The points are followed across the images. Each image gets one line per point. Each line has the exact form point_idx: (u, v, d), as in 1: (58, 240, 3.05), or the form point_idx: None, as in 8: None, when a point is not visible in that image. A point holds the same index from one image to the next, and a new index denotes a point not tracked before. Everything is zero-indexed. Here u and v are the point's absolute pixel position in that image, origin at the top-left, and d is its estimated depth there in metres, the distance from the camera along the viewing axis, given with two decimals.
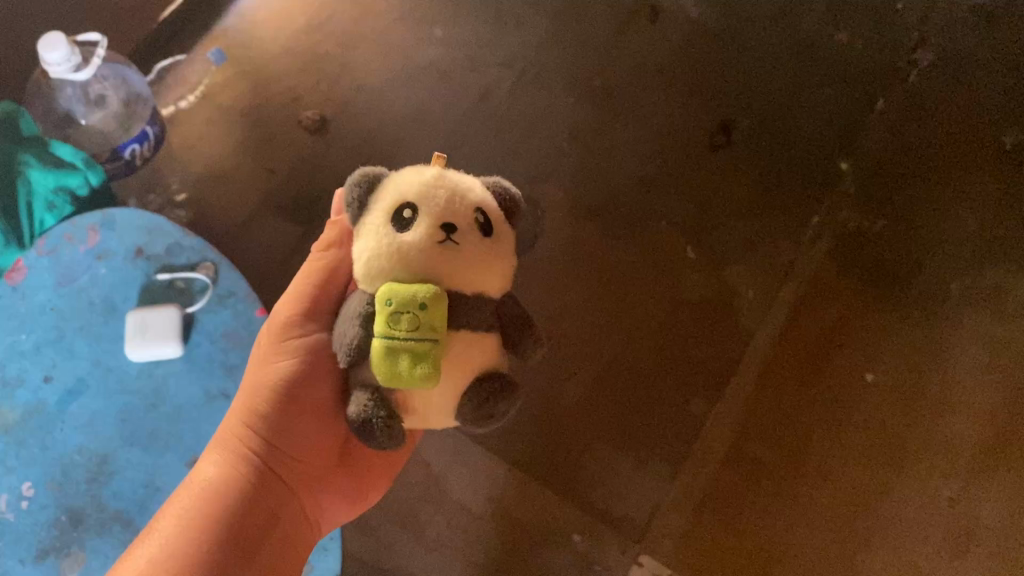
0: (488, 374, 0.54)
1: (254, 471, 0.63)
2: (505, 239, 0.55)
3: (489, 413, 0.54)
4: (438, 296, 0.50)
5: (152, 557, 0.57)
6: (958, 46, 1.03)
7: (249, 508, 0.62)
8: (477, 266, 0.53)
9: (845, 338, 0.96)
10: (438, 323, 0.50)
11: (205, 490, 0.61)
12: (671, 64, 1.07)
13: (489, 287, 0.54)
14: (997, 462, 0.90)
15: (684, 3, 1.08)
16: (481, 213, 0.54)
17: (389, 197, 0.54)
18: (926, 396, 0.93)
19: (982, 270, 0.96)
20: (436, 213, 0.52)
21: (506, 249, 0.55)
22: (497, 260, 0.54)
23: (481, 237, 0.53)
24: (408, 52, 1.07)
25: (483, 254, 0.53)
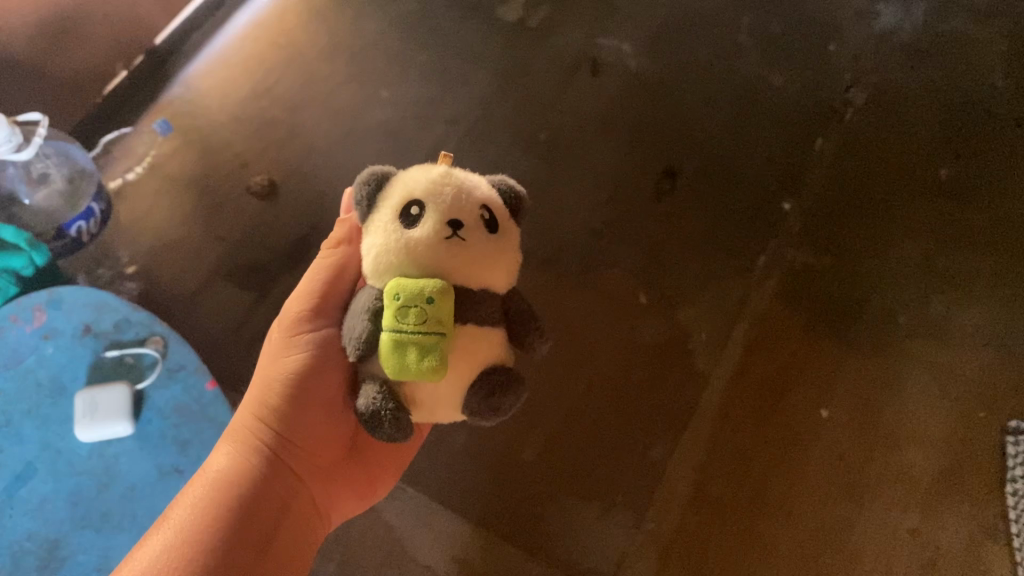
0: (493, 367, 0.53)
1: (266, 463, 0.61)
2: (510, 236, 0.55)
3: (496, 406, 0.52)
4: (444, 291, 0.50)
5: (168, 542, 0.55)
6: (888, 85, 1.09)
7: (262, 501, 0.60)
8: (485, 261, 0.52)
9: (797, 376, 0.92)
10: (446, 318, 0.50)
11: (217, 479, 0.60)
12: (612, 113, 1.09)
13: (494, 283, 0.54)
14: (959, 491, 0.85)
15: (622, 57, 1.13)
16: (488, 210, 0.54)
17: (398, 193, 0.53)
18: (881, 429, 0.89)
19: (929, 302, 0.95)
20: (444, 209, 0.52)
21: (511, 246, 0.55)
22: (502, 257, 0.53)
23: (487, 233, 0.53)
24: (356, 116, 1.10)
25: (489, 250, 0.52)
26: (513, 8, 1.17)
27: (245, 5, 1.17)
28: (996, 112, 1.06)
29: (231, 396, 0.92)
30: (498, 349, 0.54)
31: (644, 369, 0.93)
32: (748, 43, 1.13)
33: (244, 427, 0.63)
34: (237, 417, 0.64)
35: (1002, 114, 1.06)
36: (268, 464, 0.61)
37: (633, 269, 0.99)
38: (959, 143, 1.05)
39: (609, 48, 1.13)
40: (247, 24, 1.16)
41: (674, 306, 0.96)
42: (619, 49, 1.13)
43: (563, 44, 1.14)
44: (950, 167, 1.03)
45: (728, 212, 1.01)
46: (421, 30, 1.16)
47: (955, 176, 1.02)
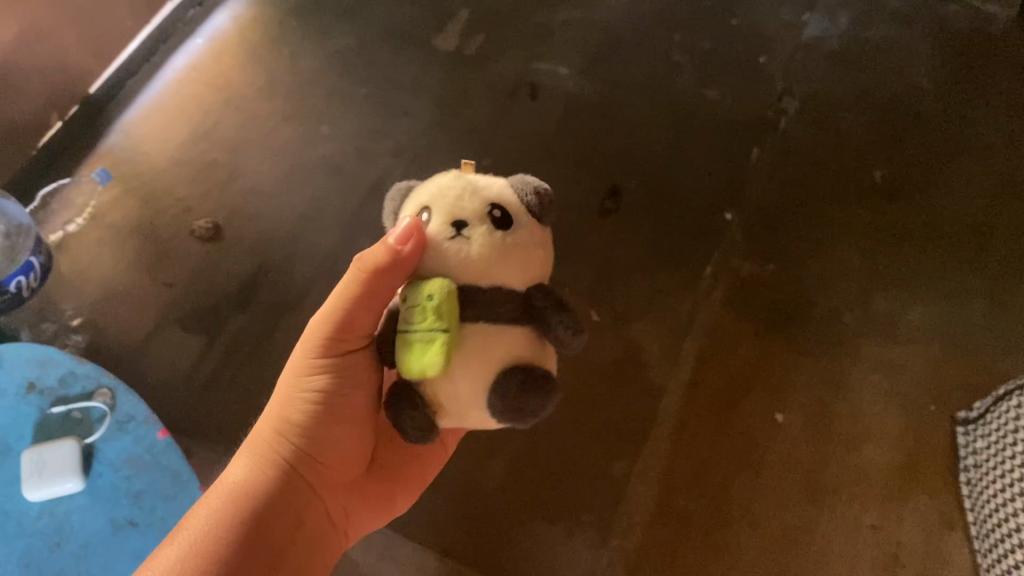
0: (512, 366, 0.49)
1: (290, 473, 0.57)
2: (525, 231, 0.51)
3: (518, 407, 0.48)
4: (447, 288, 0.47)
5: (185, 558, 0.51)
6: (819, 92, 1.12)
7: (278, 517, 0.56)
8: (495, 256, 0.49)
9: (751, 383, 0.93)
10: (447, 314, 0.47)
11: (235, 493, 0.56)
12: (554, 135, 1.10)
13: (512, 280, 0.50)
14: (915, 484, 0.87)
15: (559, 81, 1.14)
16: (499, 208, 0.51)
17: (417, 202, 0.53)
18: (837, 429, 0.90)
19: (873, 301, 0.97)
20: (448, 210, 0.50)
21: (530, 240, 0.51)
22: (516, 252, 0.50)
23: (493, 228, 0.49)
24: (298, 153, 1.09)
25: (498, 246, 0.49)
26: (449, 38, 1.18)
27: (180, 48, 1.18)
28: (925, 112, 1.10)
29: (185, 443, 0.91)
30: (520, 347, 0.50)
31: (601, 388, 0.93)
32: (681, 60, 1.15)
33: (266, 440, 0.58)
34: (257, 427, 0.59)
35: (930, 114, 1.09)
36: (288, 477, 0.57)
37: (587, 288, 0.99)
38: (891, 145, 1.08)
39: (545, 71, 1.15)
40: (184, 67, 1.17)
41: (628, 321, 0.97)
42: (555, 72, 1.15)
43: (501, 70, 1.15)
44: (884, 168, 1.06)
45: (673, 225, 1.03)
46: (360, 64, 1.17)
47: (889, 177, 1.05)
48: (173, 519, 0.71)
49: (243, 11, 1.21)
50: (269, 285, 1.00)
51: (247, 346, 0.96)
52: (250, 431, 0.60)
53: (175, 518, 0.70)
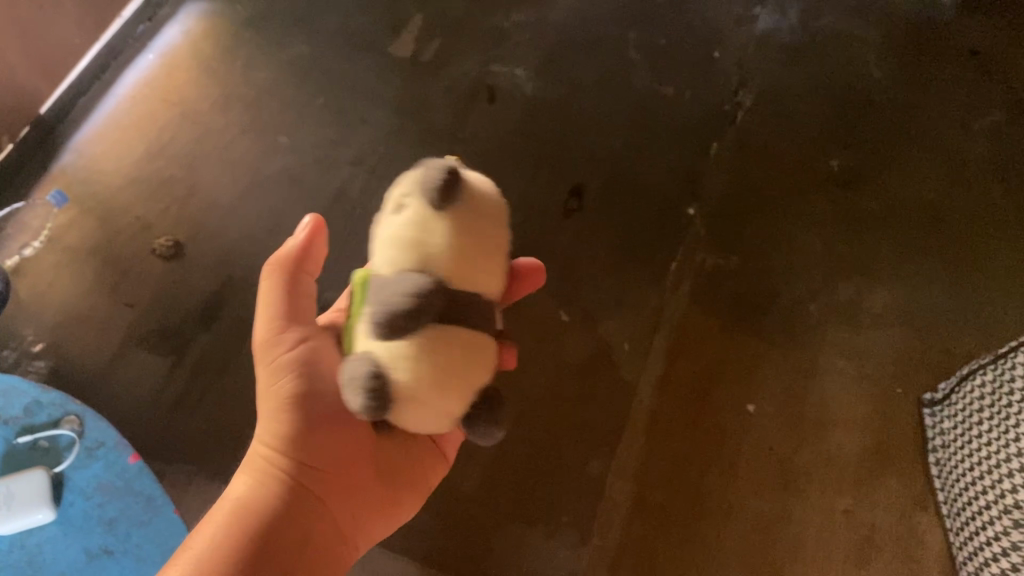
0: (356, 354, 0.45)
1: (281, 496, 0.55)
2: (405, 213, 0.46)
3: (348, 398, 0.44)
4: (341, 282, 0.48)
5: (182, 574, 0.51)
6: (773, 84, 1.14)
7: (277, 532, 0.54)
8: (375, 245, 0.46)
9: (721, 375, 0.94)
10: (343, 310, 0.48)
11: (235, 509, 0.55)
12: (514, 137, 1.10)
13: (383, 273, 0.45)
14: (886, 468, 0.88)
15: (517, 82, 1.15)
16: (405, 192, 0.46)
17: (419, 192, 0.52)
18: (806, 418, 0.91)
19: (835, 288, 0.98)
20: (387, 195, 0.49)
21: (411, 227, 0.45)
22: (385, 234, 0.46)
23: (387, 213, 0.47)
24: (256, 165, 1.09)
25: (381, 233, 0.46)
26: (405, 43, 1.18)
27: (131, 65, 1.16)
28: (876, 101, 1.12)
29: (155, 465, 0.89)
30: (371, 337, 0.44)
31: (572, 387, 0.94)
32: (636, 57, 1.16)
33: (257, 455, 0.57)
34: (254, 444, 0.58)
35: (882, 103, 1.11)
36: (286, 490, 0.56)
37: (553, 287, 0.99)
38: (846, 135, 1.09)
39: (502, 74, 1.15)
40: (136, 83, 1.15)
41: (595, 319, 0.97)
42: (513, 74, 1.15)
43: (458, 74, 1.15)
44: (840, 157, 1.08)
45: (636, 222, 1.03)
46: (315, 73, 1.16)
47: (846, 166, 1.07)
48: (148, 544, 0.73)
49: (194, 25, 1.20)
50: (234, 299, 0.99)
51: (215, 364, 0.95)
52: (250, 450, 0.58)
53: (149, 543, 0.73)
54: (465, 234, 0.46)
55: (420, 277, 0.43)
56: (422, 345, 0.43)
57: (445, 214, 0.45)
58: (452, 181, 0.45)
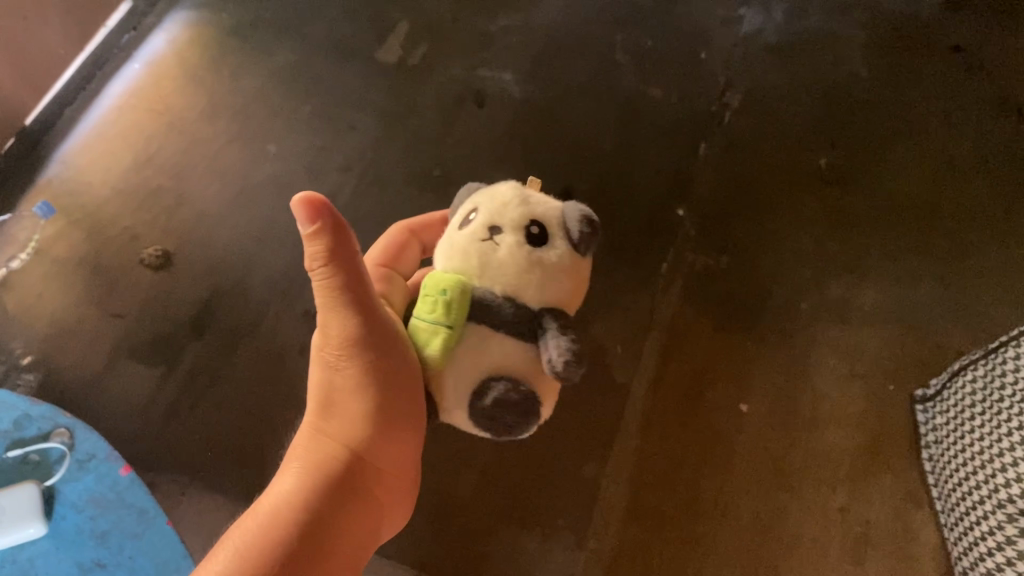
0: (495, 375, 0.58)
1: (334, 480, 0.59)
2: (551, 252, 0.59)
3: (494, 410, 0.57)
4: (460, 291, 0.58)
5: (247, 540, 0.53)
6: (759, 84, 1.14)
7: (333, 511, 0.58)
8: (504, 265, 0.58)
9: (714, 375, 0.94)
10: (455, 316, 0.58)
11: (293, 485, 0.58)
12: (503, 141, 1.10)
13: (528, 297, 0.59)
14: (880, 465, 0.88)
15: (504, 86, 1.15)
16: (540, 227, 0.60)
17: (478, 200, 0.63)
18: (799, 416, 0.91)
19: (825, 287, 0.99)
20: (493, 217, 0.60)
21: (553, 265, 0.59)
22: (531, 265, 0.58)
23: (520, 241, 0.59)
24: (245, 174, 1.08)
25: (516, 258, 0.58)
26: (391, 49, 1.18)
27: (116, 75, 1.16)
28: (863, 99, 1.12)
29: (147, 476, 0.89)
30: (512, 362, 0.58)
31: (566, 390, 0.93)
32: (624, 59, 1.17)
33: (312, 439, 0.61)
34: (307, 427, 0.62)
35: (869, 102, 1.12)
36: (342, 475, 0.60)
37: None
38: (833, 133, 1.10)
39: (490, 78, 1.15)
40: (122, 93, 1.14)
41: (587, 320, 0.98)
42: (500, 78, 1.15)
43: (445, 80, 1.15)
44: (828, 155, 1.08)
45: (626, 223, 1.04)
46: (302, 80, 1.16)
47: (834, 164, 1.07)
48: (140, 556, 0.77)
49: (180, 33, 1.20)
50: (224, 308, 0.98)
51: (206, 374, 0.94)
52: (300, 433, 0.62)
53: (141, 555, 0.77)
54: (583, 275, 0.62)
55: (565, 316, 0.60)
56: (543, 370, 0.60)
57: (579, 259, 0.61)
58: (588, 231, 0.60)
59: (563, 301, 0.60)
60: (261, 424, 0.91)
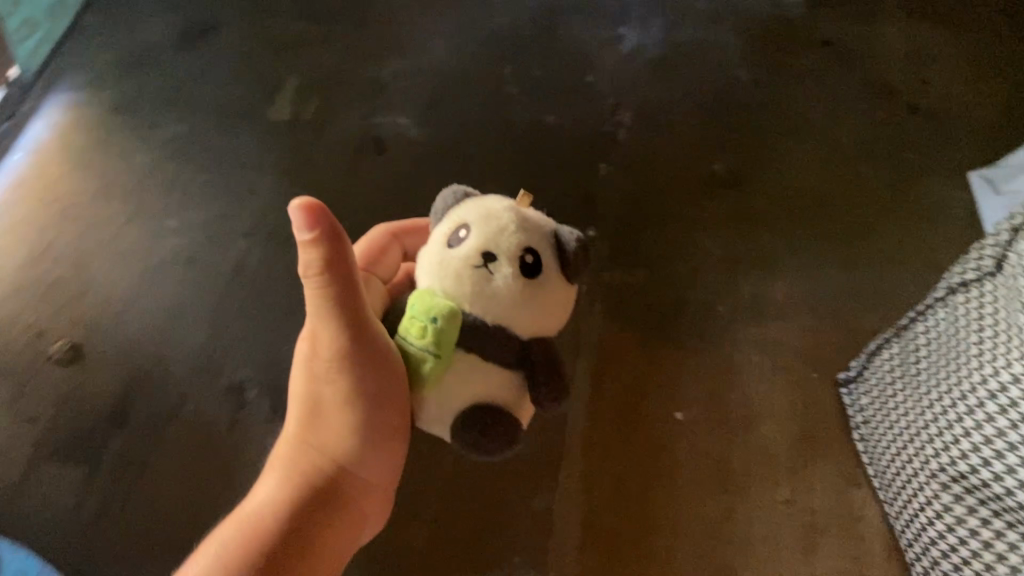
0: (483, 402, 0.60)
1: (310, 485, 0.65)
2: (543, 285, 0.60)
3: (478, 437, 0.60)
4: (452, 316, 0.58)
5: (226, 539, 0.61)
6: (647, 101, 1.19)
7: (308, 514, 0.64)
8: (498, 297, 0.58)
9: (646, 389, 0.95)
10: (444, 345, 0.59)
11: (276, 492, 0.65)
12: (406, 183, 1.10)
13: (519, 326, 0.60)
14: (817, 451, 0.91)
15: (401, 130, 1.16)
16: (533, 256, 0.59)
17: (470, 209, 0.61)
18: (732, 417, 0.93)
19: (738, 286, 1.02)
20: (488, 239, 0.59)
21: (544, 295, 0.60)
22: (524, 300, 0.59)
23: (515, 272, 0.58)
24: (149, 253, 1.05)
25: (511, 291, 0.58)
26: (283, 107, 1.19)
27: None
28: (746, 103, 1.19)
29: None
30: (500, 392, 0.61)
31: None
32: (516, 92, 1.21)
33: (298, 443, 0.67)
34: (294, 430, 0.67)
35: (750, 107, 1.19)
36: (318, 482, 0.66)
37: None
38: (722, 140, 1.15)
39: (385, 124, 1.17)
40: (7, 187, 1.10)
41: None
42: (396, 123, 1.17)
43: (340, 132, 1.16)
44: (721, 161, 1.13)
45: None
46: (196, 149, 1.14)
47: (728, 169, 1.12)
48: None
49: (61, 118, 1.17)
50: (144, 395, 0.95)
51: (133, 465, 0.90)
52: (289, 434, 0.68)
53: None
54: (569, 300, 0.63)
55: (546, 343, 0.63)
56: (525, 392, 0.63)
57: (566, 286, 0.62)
58: (579, 258, 0.61)
59: (546, 324, 0.62)
60: (197, 509, 0.87)
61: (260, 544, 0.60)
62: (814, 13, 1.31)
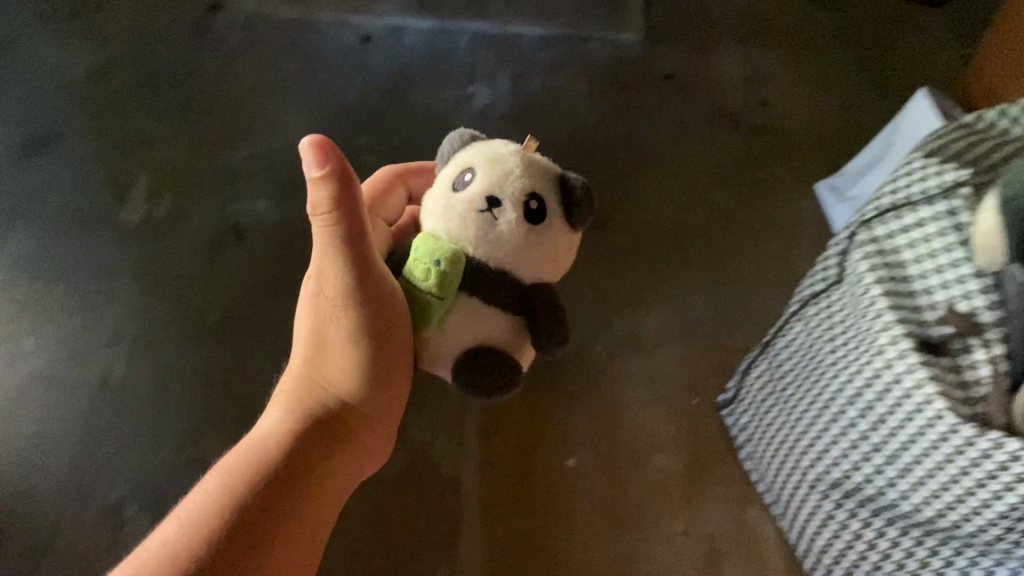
0: (485, 344, 0.64)
1: (310, 422, 0.66)
2: (546, 228, 0.63)
3: (482, 375, 0.62)
4: (455, 258, 0.61)
5: (212, 484, 0.58)
6: None
7: (307, 452, 0.63)
8: (500, 239, 0.62)
9: (536, 440, 0.94)
10: (448, 291, 0.62)
11: (276, 427, 0.65)
12: (272, 268, 1.10)
13: (522, 267, 0.63)
14: (709, 476, 0.93)
15: (261, 216, 1.16)
16: (536, 200, 0.63)
17: (476, 156, 0.64)
18: (622, 455, 0.94)
19: (613, 323, 1.04)
20: (496, 181, 0.62)
21: (543, 240, 0.63)
22: (530, 241, 0.62)
23: (520, 217, 0.62)
24: (5, 378, 1.00)
25: (513, 232, 0.62)
26: (135, 206, 1.16)
27: None
28: (598, 143, 1.22)
29: None
30: (502, 335, 0.64)
31: (398, 497, 0.90)
32: (372, 162, 1.22)
33: (299, 385, 0.68)
34: (295, 370, 0.69)
35: (603, 146, 1.22)
36: (319, 418, 0.66)
37: None
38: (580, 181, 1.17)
39: (244, 212, 1.16)
40: None
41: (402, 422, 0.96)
42: (255, 208, 1.17)
43: (198, 225, 1.14)
44: None
45: None
46: (46, 261, 1.10)
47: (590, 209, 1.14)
48: None
49: None
50: (16, 530, 0.90)
51: None
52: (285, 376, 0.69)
53: None
54: (574, 249, 0.67)
55: (552, 287, 0.66)
56: (526, 335, 0.66)
57: (570, 231, 0.66)
58: (587, 207, 0.65)
59: (555, 270, 0.66)
60: None
61: (257, 480, 0.59)
62: (651, 48, 1.36)
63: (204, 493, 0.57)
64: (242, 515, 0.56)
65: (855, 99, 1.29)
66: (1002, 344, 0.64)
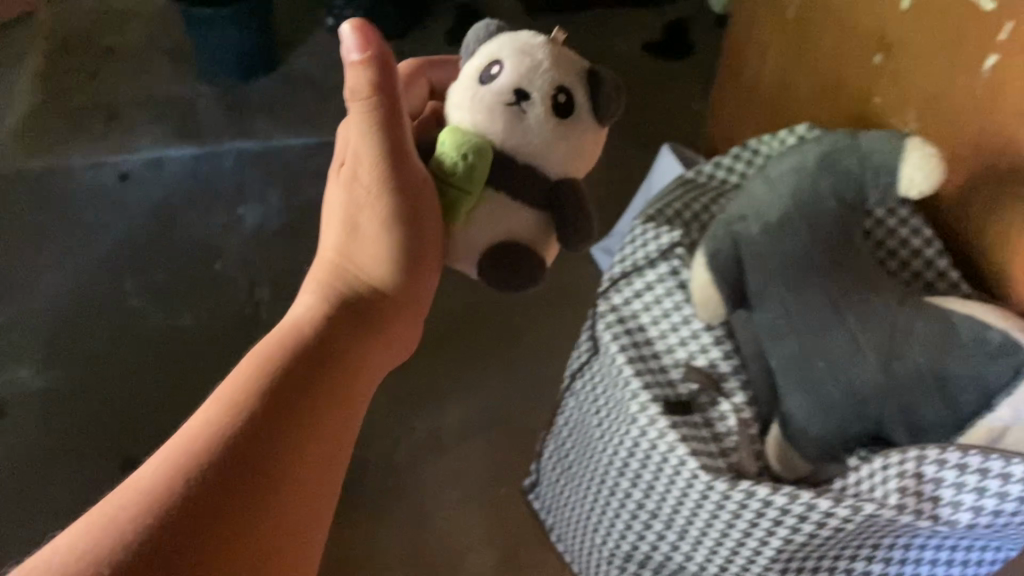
0: (507, 242, 0.56)
1: (335, 318, 0.56)
2: (578, 124, 0.57)
3: (500, 277, 0.56)
4: (481, 151, 0.55)
5: (222, 397, 0.47)
6: (282, 274, 1.20)
7: (329, 363, 0.53)
8: (531, 133, 0.56)
9: (344, 568, 0.91)
10: (476, 181, 0.56)
11: (297, 320, 0.55)
12: (43, 438, 1.03)
13: (550, 164, 0.57)
14: (523, 568, 0.91)
15: (26, 384, 1.08)
16: (564, 97, 0.56)
17: (499, 46, 0.58)
18: (435, 564, 0.91)
19: (413, 424, 1.01)
20: (523, 74, 0.56)
21: (575, 136, 0.57)
22: (558, 137, 0.56)
23: (550, 111, 0.56)
24: None
25: (546, 126, 0.56)
26: None
27: None
28: None
29: None
30: (529, 232, 0.58)
31: None
32: (141, 303, 1.16)
33: (327, 272, 0.59)
34: (318, 266, 0.60)
35: None
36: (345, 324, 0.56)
37: None
38: None
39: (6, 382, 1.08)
40: None
41: None
42: (17, 376, 1.09)
43: None
44: None
45: None
46: None
47: None
48: None
49: None
50: None
51: None
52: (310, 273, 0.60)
53: None
54: (598, 147, 0.61)
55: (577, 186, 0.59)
56: (552, 232, 0.59)
57: (598, 129, 0.59)
58: (614, 102, 0.58)
59: (578, 170, 0.60)
60: None
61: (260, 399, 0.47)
62: None
63: (212, 409, 0.46)
64: (240, 443, 0.45)
65: (621, 159, 1.35)
66: (741, 392, 0.69)
